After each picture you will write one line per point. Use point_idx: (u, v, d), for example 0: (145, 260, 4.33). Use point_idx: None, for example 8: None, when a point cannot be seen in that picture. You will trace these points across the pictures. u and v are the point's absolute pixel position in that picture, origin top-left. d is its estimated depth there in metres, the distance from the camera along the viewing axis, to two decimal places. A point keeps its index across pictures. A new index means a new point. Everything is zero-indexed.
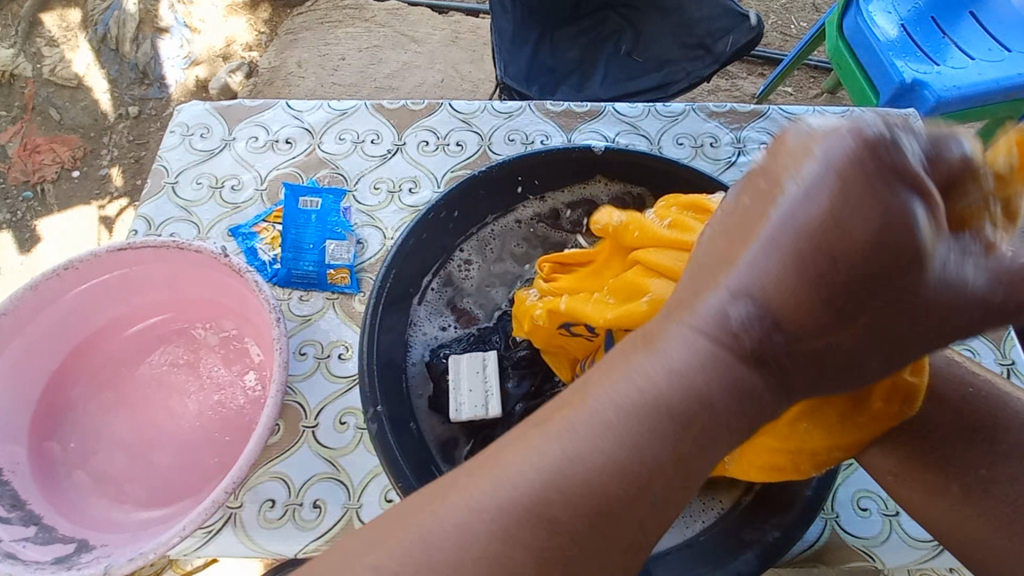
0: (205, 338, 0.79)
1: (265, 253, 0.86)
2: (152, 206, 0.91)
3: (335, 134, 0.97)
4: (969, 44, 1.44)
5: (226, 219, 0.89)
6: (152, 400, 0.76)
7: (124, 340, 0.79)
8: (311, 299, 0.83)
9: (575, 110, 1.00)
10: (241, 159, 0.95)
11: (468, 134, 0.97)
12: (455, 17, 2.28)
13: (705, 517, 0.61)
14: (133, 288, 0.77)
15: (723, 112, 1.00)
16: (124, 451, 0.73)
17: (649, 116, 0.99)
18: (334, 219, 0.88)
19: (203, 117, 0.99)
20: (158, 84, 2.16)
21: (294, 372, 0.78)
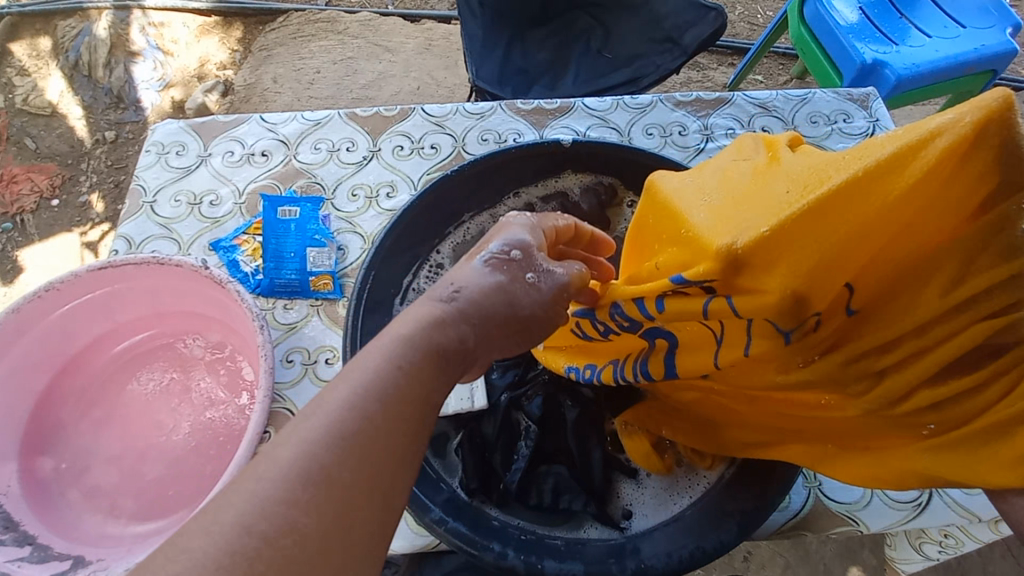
0: (190, 352, 0.80)
1: (247, 264, 0.87)
2: (131, 226, 0.91)
3: (310, 144, 0.98)
4: (927, 22, 1.48)
5: (206, 234, 0.90)
6: (141, 415, 0.76)
7: (109, 358, 0.79)
8: (295, 306, 0.84)
9: (545, 108, 1.01)
10: (218, 173, 0.96)
11: (442, 137, 0.99)
12: (427, 25, 2.30)
13: (691, 493, 0.63)
14: (118, 305, 0.78)
15: (689, 101, 1.02)
16: (116, 467, 0.73)
17: (618, 109, 1.02)
18: (313, 227, 0.89)
19: (179, 134, 1.00)
20: (134, 107, 2.16)
21: (282, 380, 0.79)
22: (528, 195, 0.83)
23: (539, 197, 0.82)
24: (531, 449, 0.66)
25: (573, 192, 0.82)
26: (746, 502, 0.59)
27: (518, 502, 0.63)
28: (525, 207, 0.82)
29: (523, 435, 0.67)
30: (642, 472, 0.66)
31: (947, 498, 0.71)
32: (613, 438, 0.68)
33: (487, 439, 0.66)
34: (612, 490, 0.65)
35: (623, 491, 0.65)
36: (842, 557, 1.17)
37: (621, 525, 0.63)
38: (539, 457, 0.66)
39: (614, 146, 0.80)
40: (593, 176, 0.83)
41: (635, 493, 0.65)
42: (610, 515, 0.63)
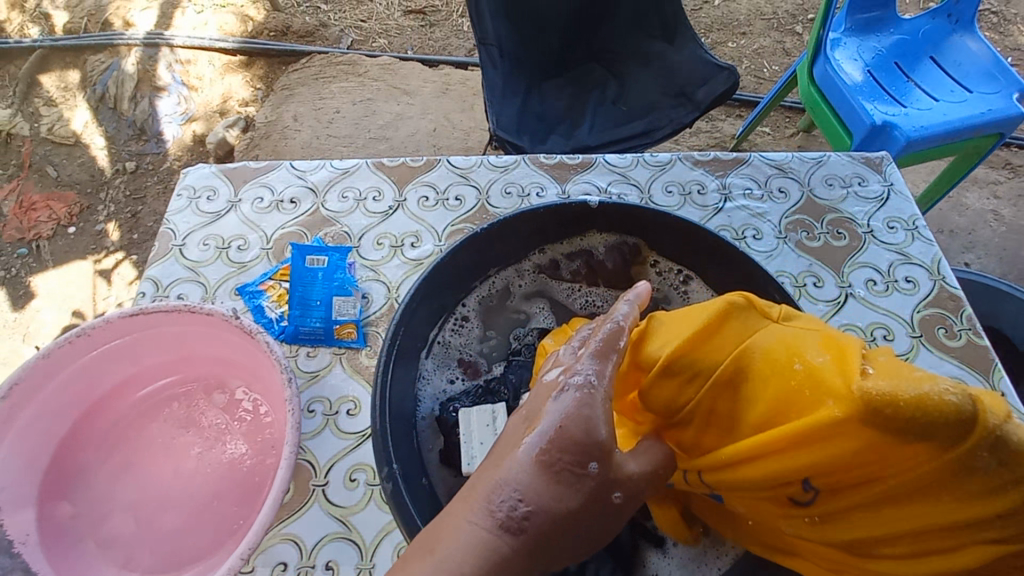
0: (212, 398, 0.80)
1: (272, 310, 0.87)
2: (160, 268, 0.93)
3: (337, 192, 1.01)
4: (932, 86, 1.53)
5: (233, 278, 0.91)
6: (160, 463, 0.76)
7: (133, 402, 0.79)
8: (317, 354, 0.84)
9: (567, 163, 1.04)
10: (247, 219, 0.98)
11: (466, 189, 1.02)
12: (445, 70, 2.38)
13: (720, 564, 0.62)
14: (145, 350, 0.78)
15: (708, 160, 1.05)
16: (134, 516, 0.72)
17: (638, 165, 1.04)
18: (340, 276, 0.90)
19: (210, 179, 1.03)
20: (155, 140, 2.22)
21: (303, 430, 0.78)
22: (553, 252, 0.85)
23: (564, 254, 0.85)
24: None
25: (597, 250, 0.84)
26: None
27: None
28: (549, 263, 0.85)
29: None
30: (668, 541, 0.65)
31: None
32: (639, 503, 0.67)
33: None
34: (639, 559, 0.64)
35: (650, 561, 0.64)
36: None
37: None
38: None
39: (642, 208, 0.80)
40: (618, 235, 0.84)
41: (662, 563, 0.64)
42: None
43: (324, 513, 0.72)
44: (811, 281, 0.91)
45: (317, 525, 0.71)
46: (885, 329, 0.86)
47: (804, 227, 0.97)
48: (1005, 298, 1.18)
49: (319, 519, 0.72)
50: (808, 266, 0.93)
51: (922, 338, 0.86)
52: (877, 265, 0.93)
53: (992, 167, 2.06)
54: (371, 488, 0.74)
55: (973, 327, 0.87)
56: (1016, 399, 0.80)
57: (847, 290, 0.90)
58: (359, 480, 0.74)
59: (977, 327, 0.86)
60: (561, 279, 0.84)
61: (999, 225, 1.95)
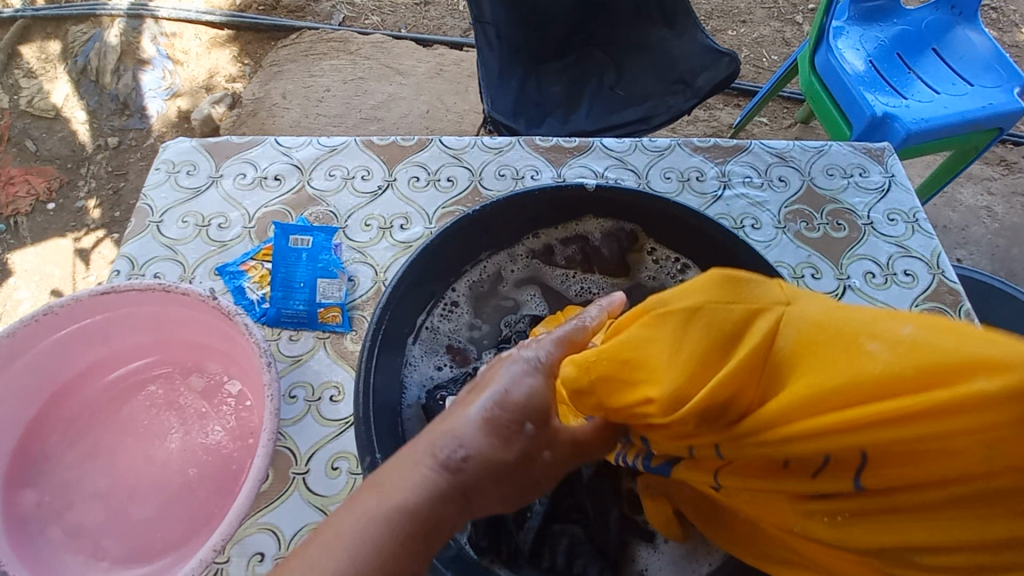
0: (189, 382, 0.76)
1: (253, 291, 0.84)
2: (135, 245, 0.89)
3: (324, 170, 0.97)
4: (934, 78, 1.51)
5: (212, 257, 0.88)
6: (131, 449, 0.72)
7: (104, 385, 0.75)
8: (300, 338, 0.81)
9: (564, 146, 1.01)
10: (229, 196, 0.93)
11: (459, 170, 0.98)
12: (439, 50, 2.32)
13: (712, 560, 0.61)
14: (117, 331, 0.74)
15: (707, 147, 1.02)
16: (103, 504, 0.69)
17: (636, 151, 1.02)
18: (325, 257, 0.86)
19: (191, 154, 0.98)
20: (139, 115, 2.14)
21: (284, 416, 0.76)
22: (547, 236, 0.82)
23: (559, 239, 0.82)
24: (546, 507, 0.63)
25: (593, 236, 0.81)
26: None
27: (530, 563, 0.60)
28: (543, 248, 0.82)
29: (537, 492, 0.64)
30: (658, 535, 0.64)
31: None
32: (630, 496, 0.66)
33: None
34: (628, 554, 0.63)
35: (639, 555, 0.63)
36: None
37: None
38: (552, 516, 0.63)
39: (640, 194, 0.78)
40: (614, 221, 0.81)
41: (651, 558, 0.63)
42: None
43: (303, 502, 0.70)
44: (809, 273, 0.89)
45: (296, 515, 0.69)
46: None
47: (804, 217, 0.95)
48: (999, 294, 1.18)
49: (298, 508, 0.69)
50: (807, 257, 0.91)
51: None
52: (876, 257, 0.92)
53: (986, 164, 2.06)
54: (354, 478, 0.71)
55: (970, 321, 0.86)
56: None
57: (846, 282, 0.89)
58: (341, 469, 0.72)
59: (975, 322, 0.85)
60: (556, 265, 0.82)
61: (992, 222, 1.95)
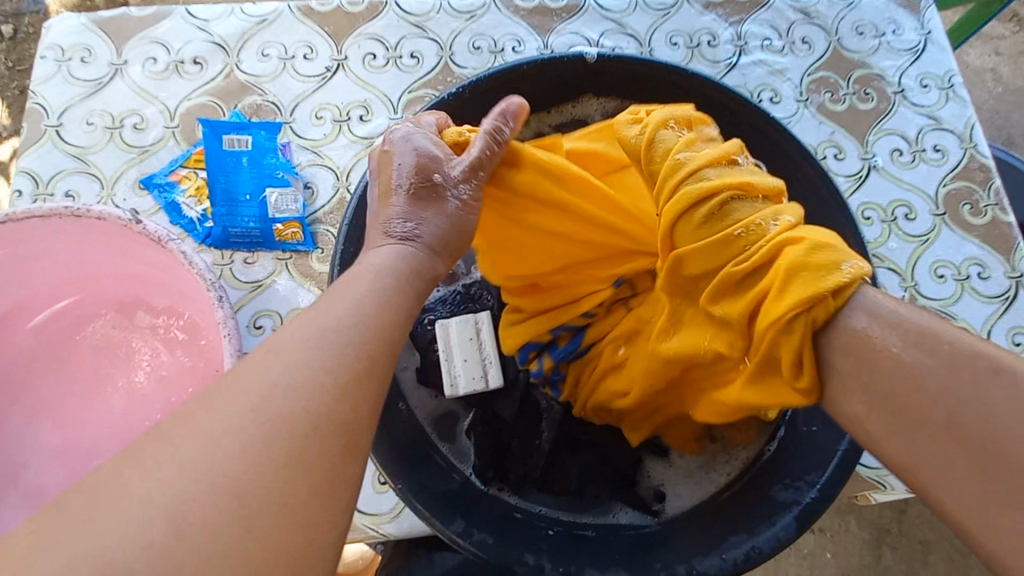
0: (134, 320, 0.66)
1: (190, 208, 0.70)
2: (35, 159, 0.72)
3: (256, 49, 0.78)
4: None
5: (134, 168, 0.72)
6: (81, 399, 0.63)
7: (33, 331, 0.65)
8: (257, 261, 0.70)
9: (550, 7, 0.83)
10: (140, 88, 0.75)
11: (424, 43, 0.80)
12: None
13: (730, 469, 0.58)
14: (30, 267, 0.62)
15: (721, 3, 0.85)
16: (59, 463, 0.61)
17: (636, 11, 0.84)
18: (271, 161, 0.72)
19: (81, 34, 0.77)
20: None
21: (251, 349, 0.67)
22: (539, 122, 0.68)
23: (552, 125, 0.68)
24: (553, 433, 0.59)
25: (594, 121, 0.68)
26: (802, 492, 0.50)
27: (539, 487, 0.57)
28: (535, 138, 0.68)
29: (543, 415, 0.60)
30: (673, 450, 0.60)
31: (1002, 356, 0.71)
32: None
33: (500, 421, 0.59)
34: (642, 469, 0.59)
35: (652, 469, 0.59)
36: None
37: (653, 508, 0.57)
38: (564, 438, 0.60)
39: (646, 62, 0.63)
40: (618, 101, 0.67)
41: (666, 473, 0.59)
42: (641, 499, 0.57)
43: None
44: (832, 153, 0.79)
45: None
46: (908, 207, 0.77)
47: (829, 87, 0.83)
48: None
49: None
50: (830, 135, 0.80)
51: (946, 215, 0.77)
52: (904, 131, 0.81)
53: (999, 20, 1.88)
54: None
55: (1000, 200, 0.78)
56: None
57: (871, 163, 0.79)
58: None
59: (1004, 201, 0.78)
60: None
61: (996, 87, 1.82)
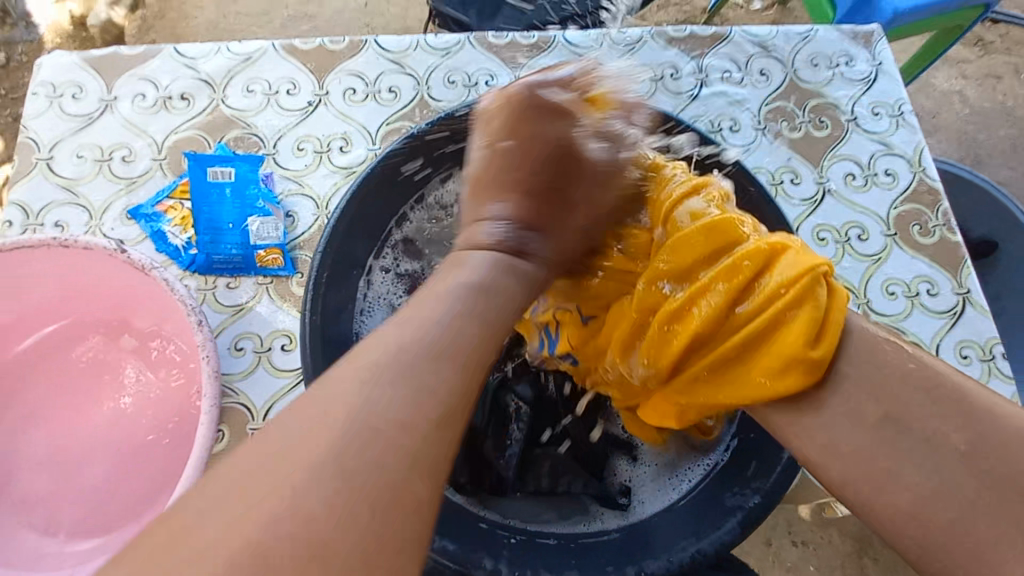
0: (122, 341, 0.70)
1: (176, 236, 0.74)
2: (26, 190, 0.75)
3: (241, 85, 0.82)
4: None
5: (121, 199, 0.75)
6: (71, 418, 0.68)
7: (21, 353, 0.68)
8: (240, 285, 0.73)
9: (520, 43, 0.88)
10: (129, 123, 0.79)
11: (402, 78, 0.84)
12: None
13: (690, 476, 0.61)
14: (18, 293, 0.65)
15: (684, 38, 0.90)
16: (49, 474, 0.66)
17: (603, 46, 0.89)
18: (253, 191, 0.75)
19: (73, 72, 0.81)
20: (24, 24, 1.72)
21: (232, 370, 0.70)
22: None
23: None
24: (523, 432, 0.63)
25: None
26: (746, 498, 0.54)
27: (512, 488, 0.61)
28: None
29: (513, 417, 0.64)
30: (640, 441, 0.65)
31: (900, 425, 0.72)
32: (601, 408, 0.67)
33: (474, 427, 0.63)
34: (607, 467, 0.65)
35: (620, 470, 0.65)
36: None
37: (624, 504, 0.61)
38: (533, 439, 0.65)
39: None
40: None
41: (633, 472, 0.64)
42: (612, 496, 0.61)
43: None
44: (788, 179, 0.84)
45: None
46: (861, 229, 0.81)
47: (785, 116, 0.87)
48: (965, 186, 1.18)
49: None
50: (786, 161, 0.85)
51: (896, 236, 0.82)
52: (858, 157, 0.86)
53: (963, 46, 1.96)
54: None
55: (949, 221, 0.83)
56: (980, 295, 0.80)
57: (825, 187, 0.83)
58: None
59: (951, 222, 0.83)
60: None
61: (963, 109, 1.89)
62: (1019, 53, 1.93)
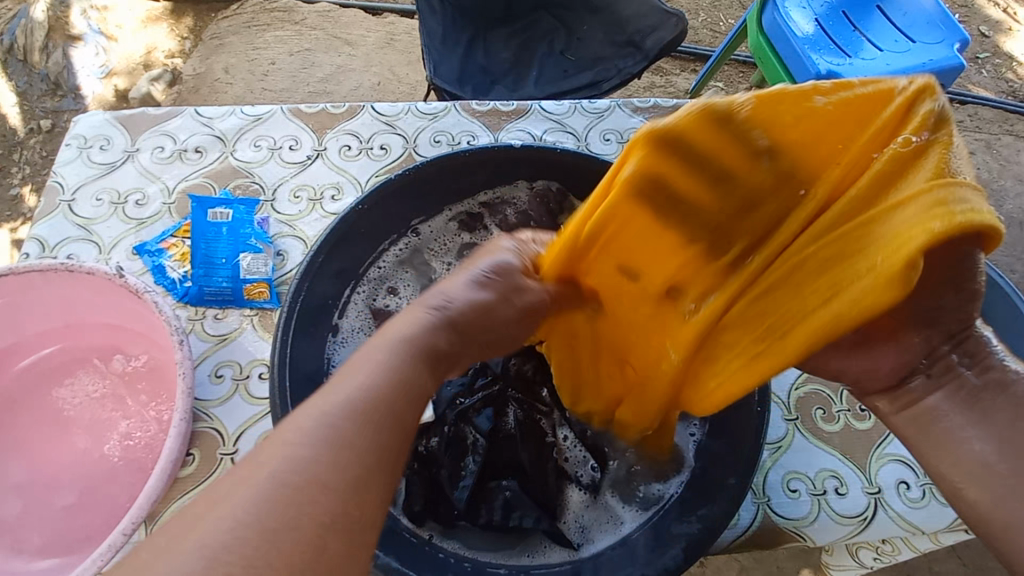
0: (109, 366, 0.74)
1: (174, 270, 0.80)
2: (45, 227, 0.83)
3: (249, 141, 0.92)
4: (879, 35, 1.45)
5: (130, 237, 0.83)
6: (49, 440, 0.70)
7: (15, 373, 0.72)
8: (227, 317, 0.78)
9: (501, 109, 0.98)
10: (146, 171, 0.88)
11: (392, 137, 0.94)
12: (389, 19, 2.17)
13: (642, 508, 0.62)
14: (22, 315, 0.71)
15: (648, 108, 1.01)
16: (19, 495, 0.67)
17: (575, 113, 0.99)
18: (247, 230, 0.83)
19: (104, 128, 0.92)
20: (72, 96, 1.92)
21: (211, 396, 0.73)
22: (471, 203, 0.81)
23: (487, 206, 0.81)
24: (479, 465, 0.64)
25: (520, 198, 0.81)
26: (690, 525, 0.57)
27: (467, 521, 0.61)
28: (469, 216, 0.81)
29: (471, 449, 0.66)
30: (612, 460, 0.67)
31: (831, 513, 0.70)
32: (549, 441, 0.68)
33: (431, 454, 0.65)
34: (561, 501, 0.65)
35: (572, 504, 0.64)
36: (795, 560, 1.19)
37: (575, 543, 0.61)
38: (487, 473, 0.65)
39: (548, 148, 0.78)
40: (542, 179, 0.80)
41: (582, 503, 0.65)
42: (564, 534, 0.61)
43: None
44: None
45: None
46: None
47: None
48: None
49: None
50: None
51: None
52: None
53: None
54: None
55: None
56: None
57: None
58: None
59: None
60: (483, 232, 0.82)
61: None
62: (989, 130, 2.04)
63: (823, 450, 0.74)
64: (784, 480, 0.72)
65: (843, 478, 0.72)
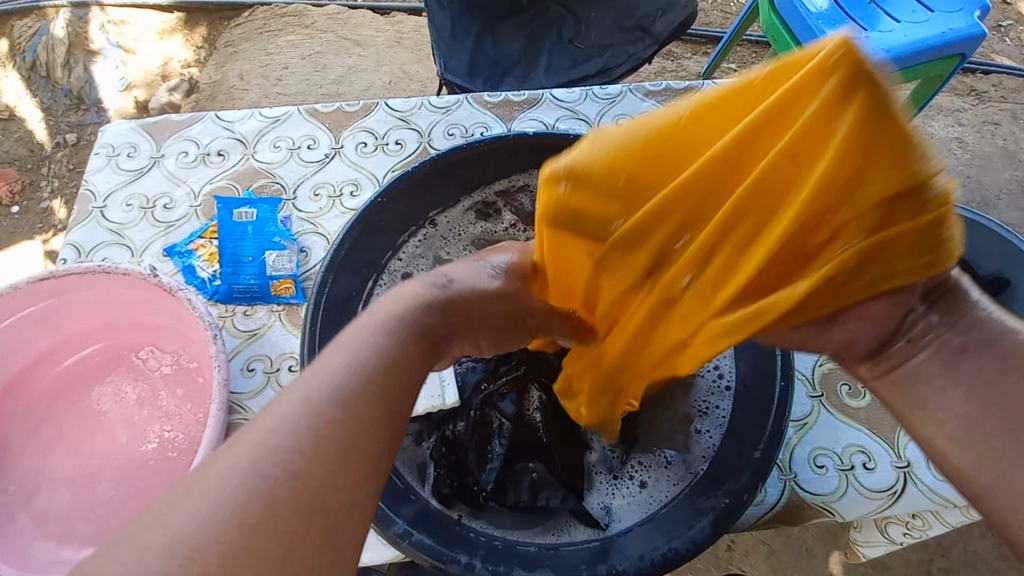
0: (147, 363, 0.77)
1: (203, 269, 0.83)
2: (80, 232, 0.87)
3: (269, 142, 0.94)
4: (895, 7, 1.42)
5: (160, 239, 0.86)
6: (93, 435, 0.74)
7: (58, 373, 0.76)
8: (255, 313, 0.80)
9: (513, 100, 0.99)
10: (172, 175, 0.91)
11: (407, 132, 0.96)
12: (397, 17, 2.19)
13: (671, 487, 0.63)
14: (65, 316, 0.74)
15: (660, 91, 1.00)
16: (68, 487, 0.71)
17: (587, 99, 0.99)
18: (271, 228, 0.85)
19: (130, 136, 0.95)
20: (95, 109, 1.97)
21: (243, 389, 0.76)
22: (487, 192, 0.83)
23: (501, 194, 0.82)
24: (505, 448, 0.66)
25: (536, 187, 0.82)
26: (718, 500, 0.58)
27: (496, 503, 0.62)
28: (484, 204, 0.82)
29: (496, 433, 0.67)
30: (640, 441, 0.67)
31: (860, 487, 0.70)
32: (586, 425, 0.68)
33: (458, 440, 0.67)
34: (587, 484, 0.65)
35: (598, 487, 0.65)
36: (825, 541, 1.18)
37: (602, 523, 0.61)
38: (514, 455, 0.66)
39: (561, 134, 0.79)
40: None
41: (612, 488, 0.65)
42: (591, 515, 0.62)
43: None
44: None
45: None
46: None
47: None
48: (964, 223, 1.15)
49: None
50: None
51: None
52: None
53: (957, 94, 1.99)
54: None
55: None
56: None
57: None
58: None
59: None
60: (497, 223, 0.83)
61: (964, 152, 1.89)
62: (1015, 100, 1.97)
63: (849, 425, 0.74)
64: (810, 456, 0.72)
65: (871, 452, 0.72)
